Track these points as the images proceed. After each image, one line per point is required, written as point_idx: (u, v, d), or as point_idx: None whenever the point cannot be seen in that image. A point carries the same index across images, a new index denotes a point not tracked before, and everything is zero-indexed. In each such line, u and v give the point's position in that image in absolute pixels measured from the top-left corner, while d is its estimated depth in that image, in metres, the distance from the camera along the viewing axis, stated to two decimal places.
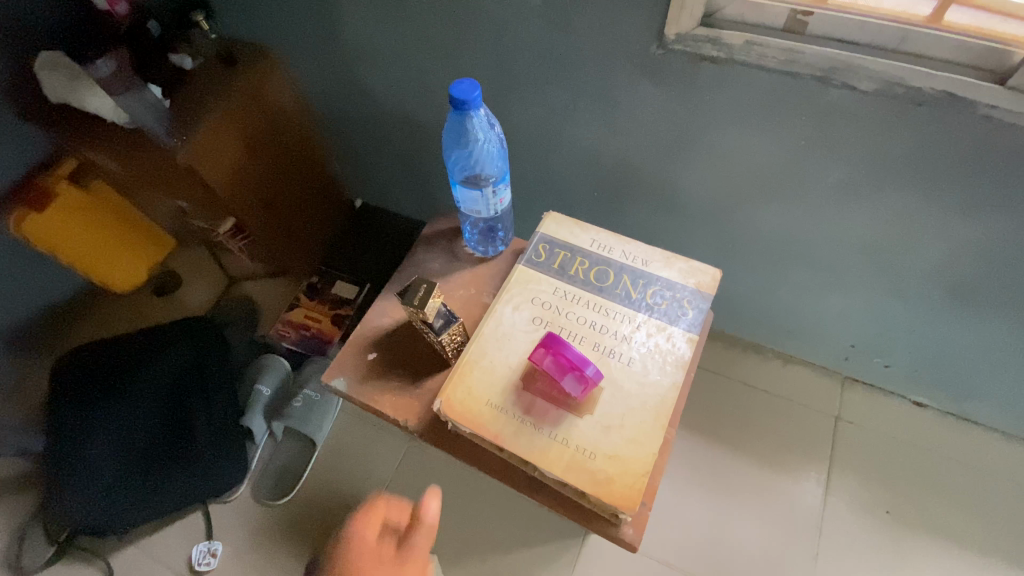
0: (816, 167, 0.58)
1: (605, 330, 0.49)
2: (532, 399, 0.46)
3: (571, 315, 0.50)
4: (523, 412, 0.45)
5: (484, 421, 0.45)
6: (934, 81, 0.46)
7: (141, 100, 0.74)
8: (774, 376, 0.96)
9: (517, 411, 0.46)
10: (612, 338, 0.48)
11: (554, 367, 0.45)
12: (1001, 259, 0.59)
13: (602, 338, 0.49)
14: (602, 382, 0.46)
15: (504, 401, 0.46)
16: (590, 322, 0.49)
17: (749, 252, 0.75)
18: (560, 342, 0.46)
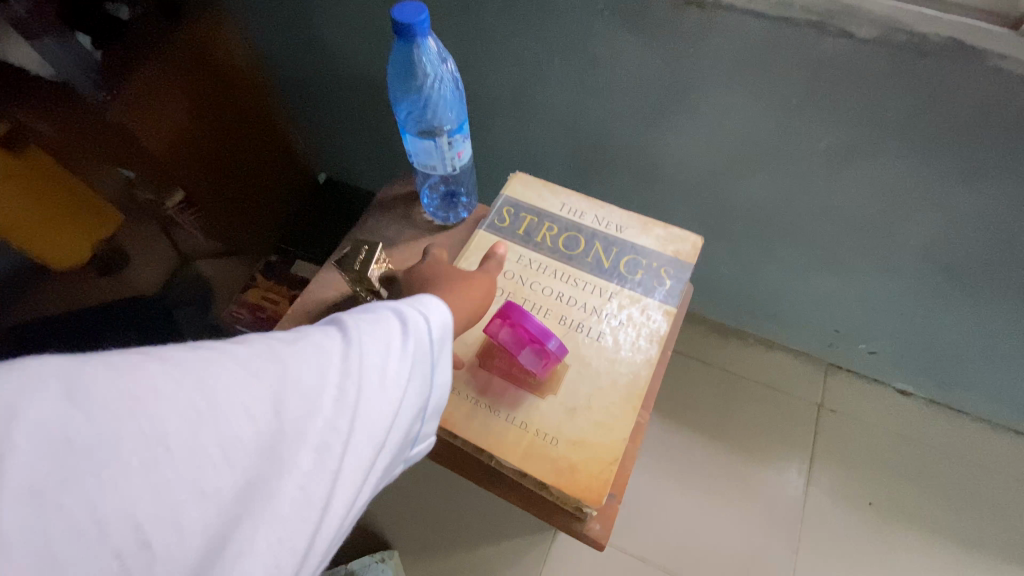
0: (808, 131, 0.54)
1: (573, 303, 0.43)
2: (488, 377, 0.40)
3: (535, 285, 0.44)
4: (479, 393, 0.40)
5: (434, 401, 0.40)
6: (940, 26, 0.42)
7: (71, 54, 0.62)
8: (757, 363, 0.92)
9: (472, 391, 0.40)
10: (581, 312, 0.43)
11: (512, 340, 0.40)
12: (998, 234, 0.56)
13: (570, 311, 0.43)
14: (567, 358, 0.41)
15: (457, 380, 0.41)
16: (556, 294, 0.44)
17: (733, 229, 0.71)
18: (521, 313, 0.40)
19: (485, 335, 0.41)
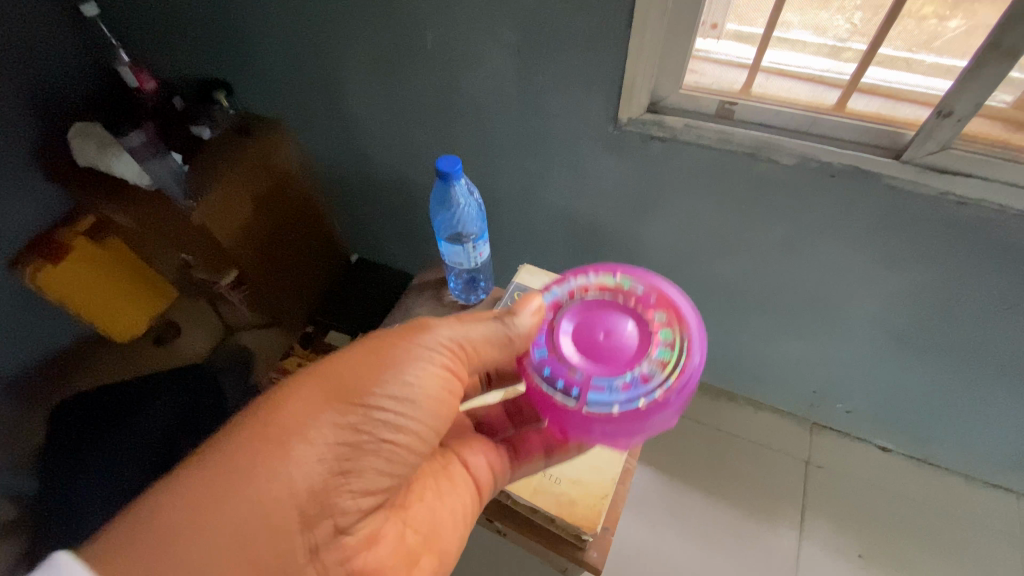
0: (758, 227, 0.67)
1: (426, 367, 0.43)
2: (445, 493, 0.45)
3: (309, 390, 0.40)
4: (458, 523, 0.45)
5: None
6: (842, 157, 0.55)
7: (164, 166, 0.84)
8: (747, 422, 1.00)
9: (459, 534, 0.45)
10: (428, 373, 0.43)
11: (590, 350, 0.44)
12: (928, 307, 0.67)
13: (417, 374, 0.42)
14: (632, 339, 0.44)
15: (427, 562, 0.42)
16: (356, 376, 0.41)
17: (711, 300, 0.83)
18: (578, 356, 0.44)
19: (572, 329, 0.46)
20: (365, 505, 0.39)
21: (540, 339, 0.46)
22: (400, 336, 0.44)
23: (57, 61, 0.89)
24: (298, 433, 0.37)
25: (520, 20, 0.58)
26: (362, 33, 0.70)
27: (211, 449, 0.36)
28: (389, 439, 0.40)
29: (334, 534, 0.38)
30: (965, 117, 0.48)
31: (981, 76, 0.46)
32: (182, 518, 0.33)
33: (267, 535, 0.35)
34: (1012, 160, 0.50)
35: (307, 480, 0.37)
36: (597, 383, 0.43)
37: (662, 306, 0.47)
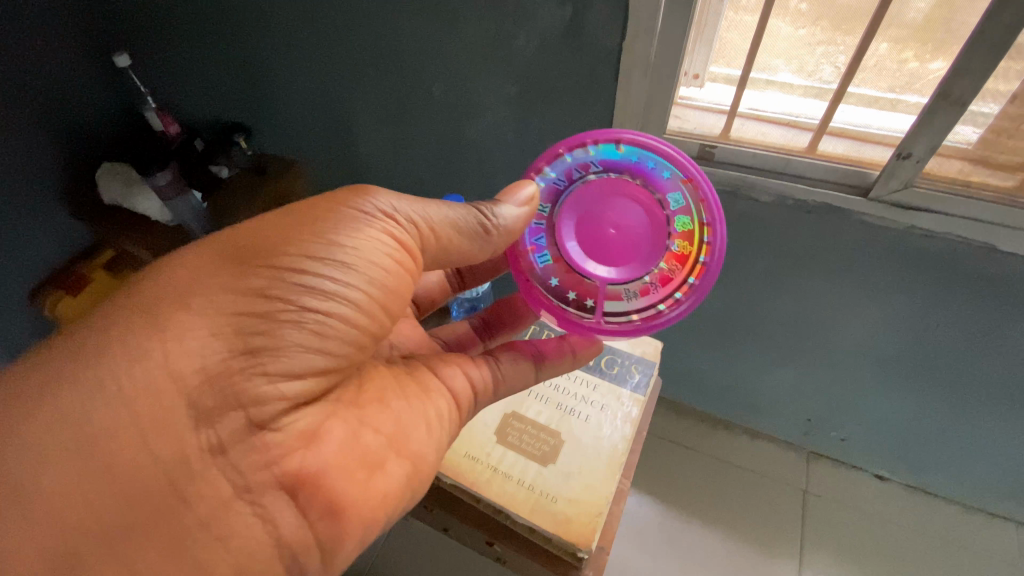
0: (742, 261, 0.72)
1: (359, 232, 0.39)
2: (414, 400, 0.42)
3: (209, 262, 0.38)
4: (430, 436, 0.42)
5: (404, 496, 0.40)
6: (815, 196, 0.60)
7: (186, 204, 0.94)
8: (744, 451, 1.02)
9: (434, 440, 0.42)
10: (363, 237, 0.39)
11: (597, 249, 0.45)
12: (908, 337, 0.70)
13: (352, 239, 0.39)
14: (637, 215, 0.43)
15: (394, 469, 0.40)
16: (267, 240, 0.38)
17: (703, 330, 0.87)
18: (587, 256, 0.45)
19: (574, 228, 0.45)
20: (292, 390, 0.37)
21: (543, 244, 0.47)
22: (330, 202, 0.41)
23: (91, 104, 0.98)
24: (176, 306, 0.36)
25: (519, 75, 0.65)
26: (373, 84, 0.76)
27: (62, 341, 0.36)
28: (315, 306, 0.37)
29: (249, 427, 0.36)
30: (923, 157, 0.53)
31: (934, 122, 0.51)
32: (28, 424, 0.33)
33: (154, 428, 0.34)
34: (970, 197, 0.55)
35: (208, 360, 0.35)
36: (611, 292, 0.46)
37: (677, 184, 0.42)
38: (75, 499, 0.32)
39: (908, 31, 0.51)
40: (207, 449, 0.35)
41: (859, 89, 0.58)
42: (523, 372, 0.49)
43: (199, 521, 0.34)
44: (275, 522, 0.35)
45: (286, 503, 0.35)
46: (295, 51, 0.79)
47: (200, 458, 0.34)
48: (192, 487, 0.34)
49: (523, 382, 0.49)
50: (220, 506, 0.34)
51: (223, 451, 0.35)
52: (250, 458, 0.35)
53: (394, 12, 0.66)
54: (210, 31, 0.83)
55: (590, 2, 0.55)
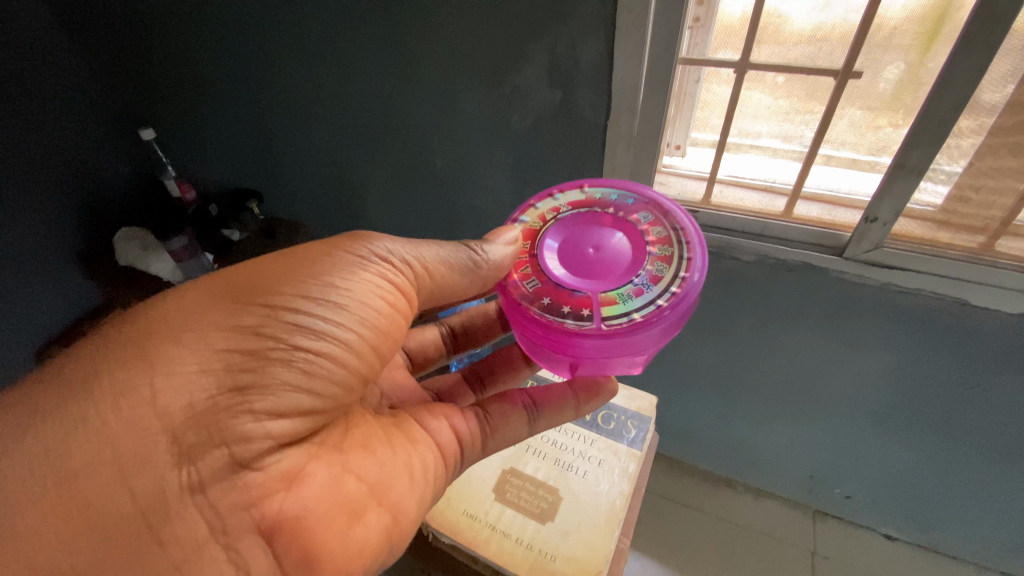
0: (731, 316, 0.75)
1: (353, 275, 0.40)
2: (398, 449, 0.41)
3: (206, 297, 0.38)
4: (413, 487, 0.40)
5: (383, 547, 0.38)
6: (794, 256, 0.65)
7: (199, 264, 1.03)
8: (750, 510, 1.01)
9: (416, 492, 0.40)
10: (357, 280, 0.40)
11: (582, 262, 0.43)
12: (897, 391, 0.72)
13: (345, 280, 0.40)
14: (613, 230, 0.44)
15: (374, 517, 0.38)
16: (263, 279, 0.38)
17: (699, 383, 0.89)
18: (573, 272, 0.43)
19: (556, 252, 0.45)
20: (278, 429, 0.36)
21: (530, 272, 0.45)
22: (328, 244, 0.42)
23: (116, 174, 1.07)
24: (168, 340, 0.35)
25: (515, 147, 0.71)
26: (380, 158, 0.83)
27: (54, 374, 0.36)
28: (306, 346, 0.37)
29: (231, 465, 0.34)
30: (889, 220, 0.57)
31: (894, 189, 0.55)
32: (19, 456, 0.32)
33: (135, 464, 0.33)
34: (938, 256, 0.58)
35: (195, 396, 0.34)
36: (604, 298, 0.41)
37: (641, 207, 0.46)
38: (58, 534, 0.31)
39: (879, 101, 0.55)
40: (187, 487, 0.33)
41: (839, 151, 0.61)
42: (515, 424, 0.47)
43: (174, 562, 0.32)
44: (249, 566, 0.34)
45: (261, 548, 0.34)
46: (308, 126, 0.86)
47: (180, 495, 0.33)
48: (167, 526, 0.33)
49: (513, 437, 0.48)
50: (196, 546, 0.33)
51: (203, 490, 0.34)
52: (230, 498, 0.34)
53: (400, 94, 0.73)
54: (231, 112, 0.91)
55: (576, 86, 0.61)
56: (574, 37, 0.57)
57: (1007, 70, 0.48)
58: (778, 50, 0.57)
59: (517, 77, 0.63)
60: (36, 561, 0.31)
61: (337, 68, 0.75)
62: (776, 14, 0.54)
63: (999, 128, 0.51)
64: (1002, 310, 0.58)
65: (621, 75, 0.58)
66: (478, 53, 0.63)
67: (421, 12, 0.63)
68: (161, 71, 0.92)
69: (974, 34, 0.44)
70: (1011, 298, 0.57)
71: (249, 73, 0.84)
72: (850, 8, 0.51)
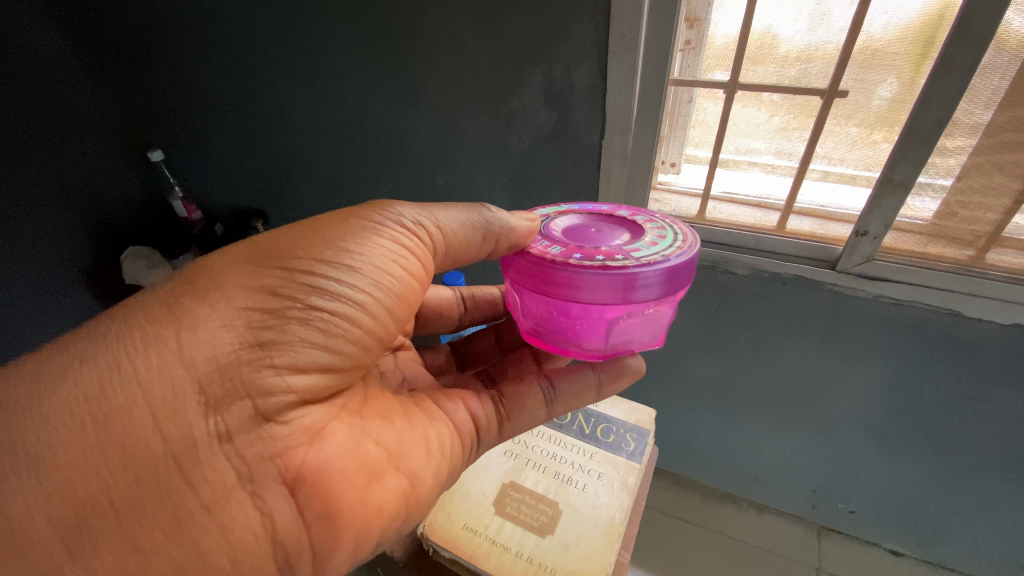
0: (729, 330, 0.76)
1: (368, 239, 0.39)
2: (416, 423, 0.42)
3: (228, 258, 0.37)
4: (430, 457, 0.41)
5: (398, 512, 0.39)
6: (788, 269, 0.66)
7: None
8: (752, 526, 1.01)
9: (432, 463, 0.41)
10: (371, 246, 0.39)
11: (594, 237, 0.45)
12: (896, 404, 0.72)
13: (359, 246, 0.38)
14: (607, 222, 0.48)
15: (393, 481, 0.38)
16: (280, 243, 0.37)
17: (700, 397, 0.89)
18: (591, 241, 0.44)
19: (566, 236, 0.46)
20: (299, 384, 0.35)
21: (551, 246, 0.44)
22: (343, 211, 0.41)
23: (122, 198, 1.09)
24: (193, 296, 0.35)
25: (514, 166, 0.72)
26: (383, 178, 0.85)
27: (82, 326, 0.35)
28: (323, 306, 0.36)
29: (256, 418, 0.34)
30: (879, 234, 0.59)
31: (883, 203, 0.57)
32: (48, 398, 0.31)
33: (166, 411, 0.32)
34: (929, 268, 0.59)
35: (219, 350, 0.34)
36: (630, 247, 0.43)
37: (620, 213, 0.50)
38: (88, 473, 0.30)
39: (871, 117, 0.56)
40: (215, 436, 0.33)
41: (837, 167, 0.62)
42: (530, 403, 0.48)
43: (203, 505, 0.32)
44: (273, 514, 0.34)
45: (285, 497, 0.34)
46: (312, 148, 0.88)
47: (208, 444, 0.33)
48: (198, 469, 0.32)
49: (529, 418, 0.49)
50: (223, 492, 0.33)
51: (231, 439, 0.33)
52: (257, 448, 0.34)
53: (402, 115, 0.75)
54: (238, 136, 0.94)
55: (572, 107, 0.63)
56: (569, 60, 0.59)
57: (994, 88, 0.48)
58: (775, 70, 0.58)
59: (515, 99, 0.65)
60: (66, 500, 0.30)
61: (341, 93, 0.77)
62: (767, 35, 0.56)
63: (982, 148, 0.52)
64: (994, 320, 0.59)
65: (615, 96, 0.60)
66: (477, 77, 0.65)
67: (422, 38, 0.65)
68: (170, 98, 0.95)
69: (953, 53, 0.46)
70: (1002, 309, 0.58)
71: (256, 98, 0.86)
72: (835, 30, 0.53)
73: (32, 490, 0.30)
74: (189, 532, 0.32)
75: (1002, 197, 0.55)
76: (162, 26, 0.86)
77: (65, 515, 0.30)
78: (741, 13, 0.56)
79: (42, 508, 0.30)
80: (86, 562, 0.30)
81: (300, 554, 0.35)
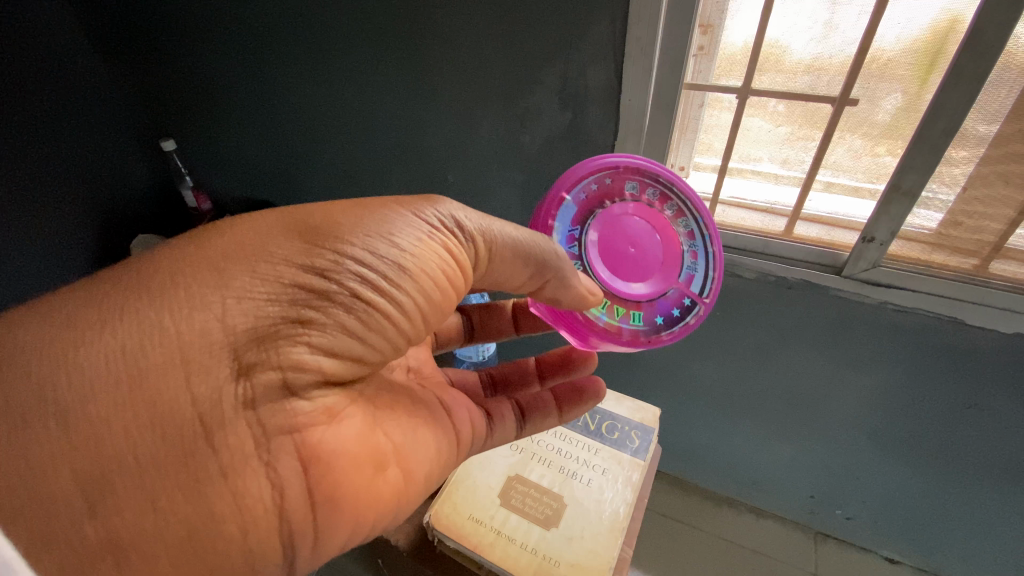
0: (733, 334, 0.77)
1: (418, 236, 0.40)
2: (421, 421, 0.43)
3: (278, 229, 0.37)
4: (428, 458, 0.42)
5: (395, 506, 0.39)
6: (793, 273, 0.67)
7: None
8: (749, 530, 1.02)
9: (427, 463, 0.42)
10: (420, 241, 0.40)
11: (645, 276, 0.48)
12: (895, 410, 0.73)
13: (409, 238, 0.39)
14: (642, 222, 0.48)
15: (394, 475, 0.39)
16: (333, 223, 0.37)
17: (700, 400, 0.90)
18: (645, 287, 0.48)
19: (618, 277, 0.48)
20: (329, 366, 0.36)
21: (613, 309, 0.48)
22: (398, 199, 0.41)
23: (133, 185, 1.11)
24: (241, 261, 0.35)
25: (525, 165, 0.73)
26: (396, 174, 0.86)
27: (122, 274, 0.35)
28: (366, 297, 0.37)
29: (283, 389, 0.35)
30: (885, 241, 0.60)
31: (890, 210, 0.58)
32: (83, 344, 0.31)
33: (199, 371, 0.33)
34: (934, 276, 0.61)
35: (259, 321, 0.34)
36: (681, 290, 0.48)
37: (645, 184, 0.48)
38: (118, 426, 0.30)
39: (879, 129, 0.57)
40: (241, 403, 0.34)
41: (840, 178, 0.63)
42: (507, 430, 0.52)
43: (220, 469, 0.32)
44: (283, 489, 0.34)
45: (297, 471, 0.34)
46: (326, 144, 0.89)
47: (232, 408, 0.33)
48: (221, 433, 0.33)
49: (504, 437, 0.52)
50: (241, 459, 0.33)
51: (254, 407, 0.34)
52: (279, 419, 0.34)
53: (416, 111, 0.76)
54: (252, 129, 0.95)
55: (587, 107, 0.64)
56: (585, 62, 0.60)
57: (1002, 102, 0.50)
58: (784, 79, 0.59)
59: (530, 98, 0.66)
60: (91, 453, 0.30)
61: (356, 88, 0.78)
62: (778, 46, 0.57)
63: (989, 158, 0.53)
64: (996, 329, 0.60)
65: (629, 99, 0.62)
66: (492, 76, 0.66)
67: (440, 37, 0.66)
68: (187, 88, 0.96)
69: (964, 65, 0.47)
70: (1003, 318, 0.59)
71: (269, 92, 0.87)
72: (848, 40, 0.54)
73: (55, 442, 0.29)
74: (205, 496, 0.32)
75: (1006, 208, 0.56)
76: (180, 19, 0.87)
77: (86, 467, 0.29)
78: (755, 21, 0.57)
79: (66, 456, 0.29)
80: (108, 519, 0.29)
81: (302, 533, 0.35)
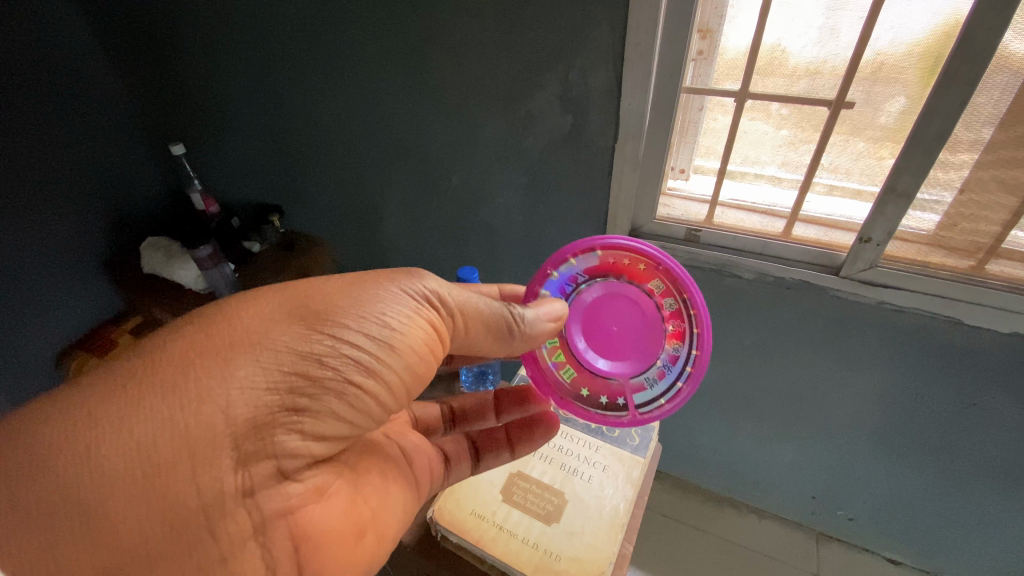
0: (734, 334, 0.78)
1: (407, 314, 0.43)
2: (393, 482, 0.46)
3: (282, 315, 0.40)
4: (397, 515, 0.45)
5: (369, 571, 0.42)
6: (793, 274, 0.68)
7: (221, 274, 1.03)
8: (753, 531, 1.02)
9: (396, 530, 0.44)
10: (408, 324, 0.42)
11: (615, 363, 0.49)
12: (894, 411, 0.74)
13: (396, 321, 0.42)
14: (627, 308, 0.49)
15: (371, 540, 0.41)
16: (334, 308, 0.40)
17: (702, 401, 0.90)
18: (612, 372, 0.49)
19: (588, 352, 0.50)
20: (317, 450, 0.39)
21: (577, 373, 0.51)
22: (387, 279, 0.44)
23: (143, 188, 1.13)
24: (243, 352, 0.37)
25: (527, 167, 0.75)
26: (400, 176, 0.87)
27: (143, 366, 0.36)
28: (357, 381, 0.39)
29: (277, 475, 0.37)
30: (882, 241, 0.61)
31: (887, 211, 0.59)
32: (102, 444, 0.33)
33: (205, 463, 0.34)
34: (931, 276, 0.61)
35: (258, 410, 0.36)
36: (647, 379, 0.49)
37: (651, 274, 0.48)
38: (127, 525, 0.32)
39: (882, 132, 0.58)
40: (240, 492, 0.35)
41: (841, 181, 0.64)
42: (462, 470, 0.56)
43: (220, 556, 0.34)
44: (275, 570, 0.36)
45: (289, 555, 0.37)
46: (332, 147, 0.91)
47: (234, 499, 0.35)
48: (222, 523, 0.35)
49: (460, 473, 0.57)
50: (240, 545, 0.35)
51: (252, 493, 0.36)
52: (275, 503, 0.36)
53: (420, 117, 0.77)
54: (260, 133, 0.97)
55: (588, 112, 0.66)
56: (585, 67, 0.62)
57: (995, 106, 0.50)
58: (783, 82, 0.60)
59: (532, 102, 0.67)
60: (106, 551, 0.31)
61: (362, 92, 0.80)
62: (777, 48, 0.58)
63: (982, 163, 0.54)
64: (993, 328, 0.61)
65: (629, 103, 0.63)
66: (495, 80, 0.68)
67: (444, 44, 0.68)
68: (195, 92, 0.98)
69: (957, 67, 0.48)
70: (1000, 317, 0.59)
71: (275, 94, 0.89)
72: (844, 44, 0.55)
73: (78, 539, 0.31)
74: None
75: (1001, 212, 0.56)
76: (188, 31, 0.90)
77: (103, 563, 0.31)
78: (752, 26, 0.58)
79: (86, 553, 0.31)
80: None
81: None
